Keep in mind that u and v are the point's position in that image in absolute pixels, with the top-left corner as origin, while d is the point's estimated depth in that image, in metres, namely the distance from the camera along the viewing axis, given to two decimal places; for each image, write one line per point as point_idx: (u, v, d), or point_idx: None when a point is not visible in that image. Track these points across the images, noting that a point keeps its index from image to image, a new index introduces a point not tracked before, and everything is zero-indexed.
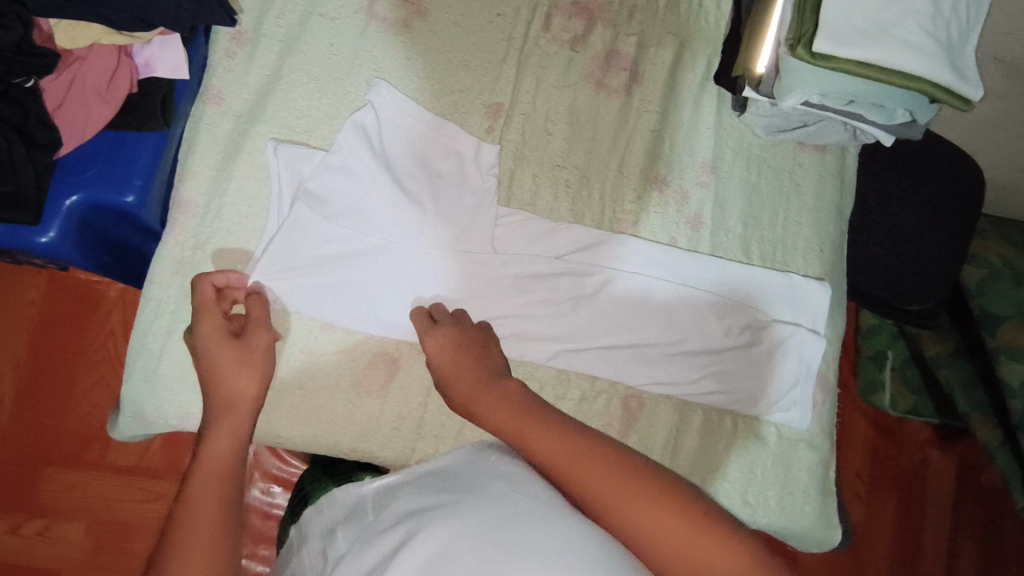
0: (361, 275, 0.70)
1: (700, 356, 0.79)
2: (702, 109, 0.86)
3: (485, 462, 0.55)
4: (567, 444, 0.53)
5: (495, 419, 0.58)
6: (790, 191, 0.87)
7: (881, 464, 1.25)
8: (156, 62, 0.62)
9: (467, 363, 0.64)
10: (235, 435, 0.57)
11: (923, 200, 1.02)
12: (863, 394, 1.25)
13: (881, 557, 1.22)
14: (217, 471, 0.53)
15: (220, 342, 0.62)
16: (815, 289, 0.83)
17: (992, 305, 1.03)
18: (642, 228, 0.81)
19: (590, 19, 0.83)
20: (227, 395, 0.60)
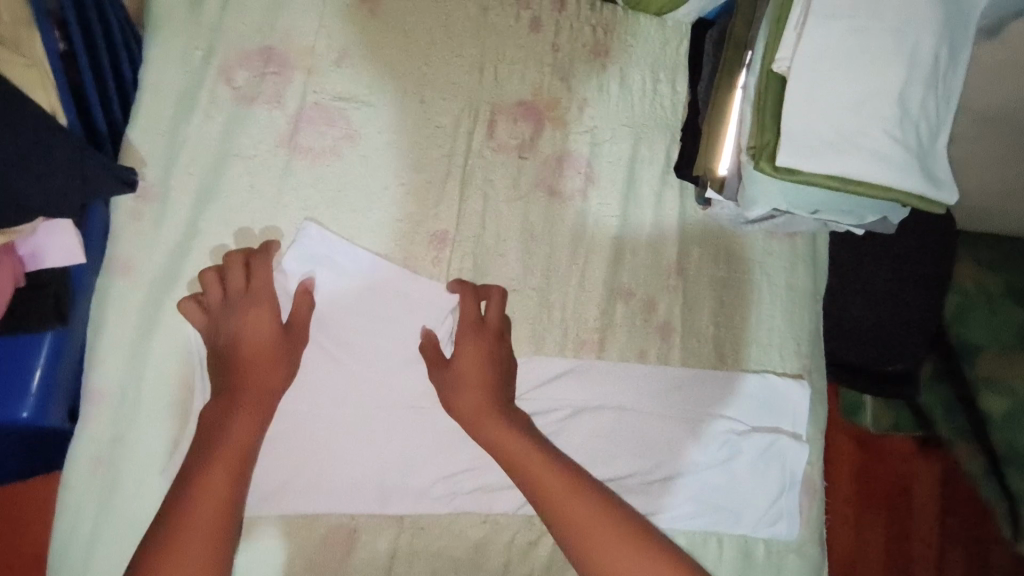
0: (301, 446, 0.66)
1: (680, 479, 0.75)
2: (665, 206, 0.80)
3: None
4: (567, 489, 0.61)
5: (500, 443, 0.63)
6: (761, 283, 0.83)
7: (867, 482, 1.18)
8: (45, 251, 0.55)
9: (485, 377, 0.65)
10: (258, 416, 0.60)
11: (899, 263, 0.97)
12: (845, 415, 1.17)
13: None
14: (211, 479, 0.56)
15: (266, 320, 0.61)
16: (795, 390, 0.80)
17: (969, 333, 0.99)
18: (609, 347, 0.75)
19: (538, 121, 0.77)
20: (259, 375, 0.60)
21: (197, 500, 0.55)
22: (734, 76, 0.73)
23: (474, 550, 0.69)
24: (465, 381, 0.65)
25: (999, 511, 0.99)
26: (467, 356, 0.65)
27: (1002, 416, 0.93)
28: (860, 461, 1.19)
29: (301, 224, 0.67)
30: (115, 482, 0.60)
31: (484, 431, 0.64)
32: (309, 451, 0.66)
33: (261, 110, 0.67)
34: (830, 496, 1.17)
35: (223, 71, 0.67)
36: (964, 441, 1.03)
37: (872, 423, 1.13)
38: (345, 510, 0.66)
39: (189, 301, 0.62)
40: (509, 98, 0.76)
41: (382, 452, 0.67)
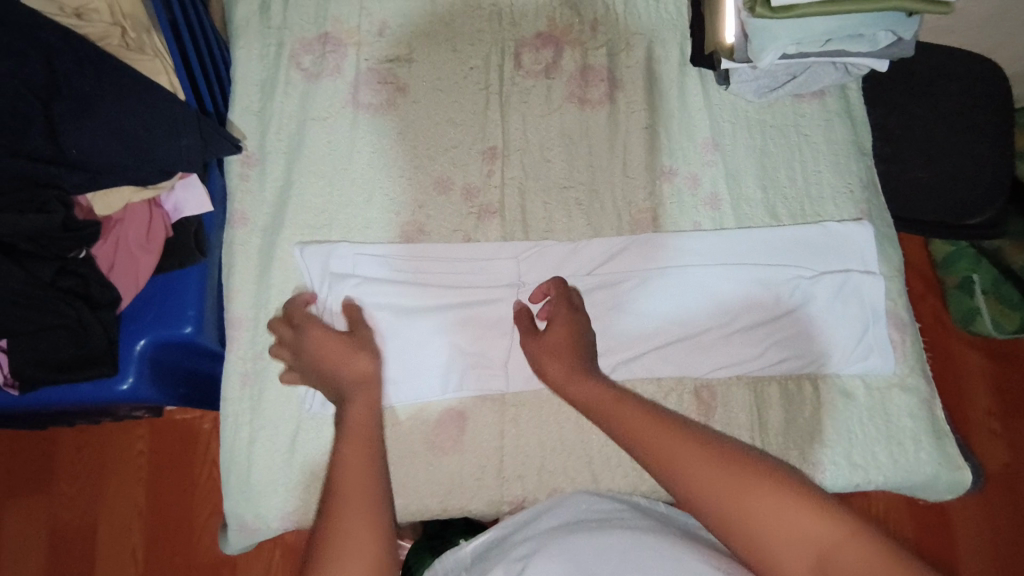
0: (403, 351, 0.74)
1: (758, 328, 0.79)
2: (689, 93, 0.87)
3: (574, 507, 0.61)
4: (629, 410, 0.57)
5: (585, 402, 0.60)
6: (800, 143, 0.86)
7: (1008, 392, 1.11)
8: (183, 204, 0.69)
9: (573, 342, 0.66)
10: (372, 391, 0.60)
11: (952, 115, 0.94)
12: (961, 324, 1.12)
13: None
14: (366, 418, 0.57)
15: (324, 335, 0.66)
16: (854, 232, 0.82)
17: None
18: (663, 222, 0.82)
19: (557, 45, 0.86)
20: (357, 373, 0.61)
21: (352, 432, 0.55)
22: None
23: (575, 418, 0.75)
24: (559, 347, 0.66)
25: None
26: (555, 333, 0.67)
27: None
28: (992, 369, 1.12)
29: (373, 163, 0.79)
30: (261, 390, 0.73)
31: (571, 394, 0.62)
32: (404, 357, 0.74)
33: (326, 81, 0.81)
34: (965, 410, 1.10)
35: (292, 58, 0.82)
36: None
37: (992, 326, 1.07)
38: (451, 396, 0.74)
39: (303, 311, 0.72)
40: (528, 32, 0.87)
41: (475, 344, 0.75)
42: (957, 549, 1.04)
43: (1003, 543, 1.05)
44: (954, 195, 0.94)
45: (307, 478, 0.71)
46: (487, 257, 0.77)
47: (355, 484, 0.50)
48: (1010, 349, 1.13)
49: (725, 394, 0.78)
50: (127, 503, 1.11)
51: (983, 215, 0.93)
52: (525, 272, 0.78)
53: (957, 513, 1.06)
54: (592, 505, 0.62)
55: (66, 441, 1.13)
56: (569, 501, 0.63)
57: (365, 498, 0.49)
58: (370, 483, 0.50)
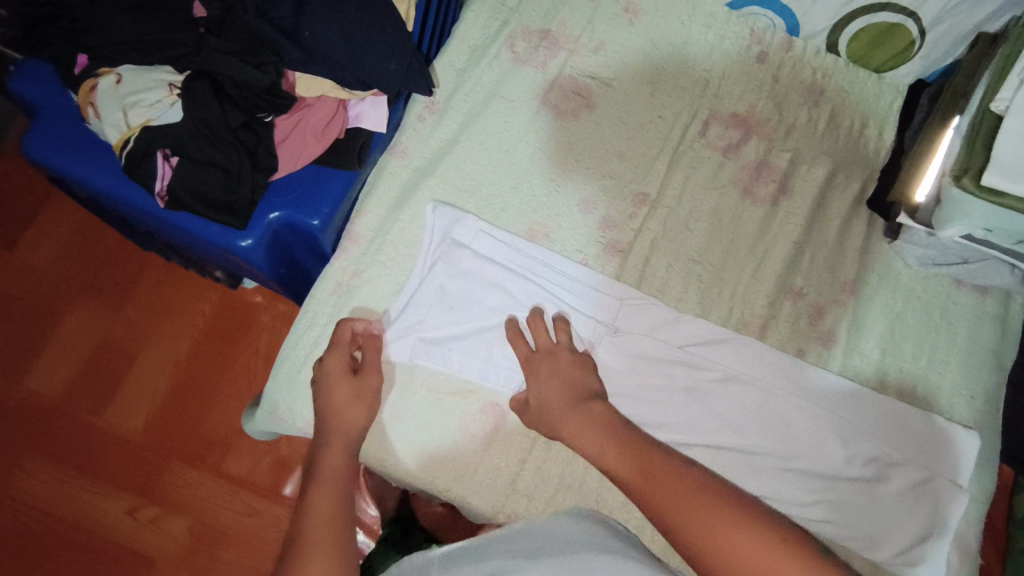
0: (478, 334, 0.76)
1: (818, 481, 0.74)
2: (851, 232, 0.85)
3: (545, 530, 0.57)
4: (626, 459, 0.60)
5: (589, 448, 0.63)
6: (940, 326, 0.82)
7: None
8: (363, 116, 0.74)
9: (563, 387, 0.69)
10: (347, 447, 0.65)
11: None
12: None
13: None
14: (329, 471, 0.61)
15: (340, 378, 0.69)
16: (960, 439, 0.76)
17: None
18: (769, 335, 0.80)
19: (746, 131, 0.87)
20: (339, 424, 0.66)
21: (324, 471, 0.61)
22: (947, 121, 0.79)
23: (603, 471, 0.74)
24: (550, 392, 0.69)
25: None
26: (548, 373, 0.70)
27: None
28: None
29: (534, 157, 0.83)
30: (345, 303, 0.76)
31: (574, 438, 0.65)
32: (478, 336, 0.76)
33: (529, 70, 0.86)
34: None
35: (510, 39, 0.87)
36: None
37: None
38: (503, 394, 0.75)
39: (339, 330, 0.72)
40: (726, 108, 0.88)
41: None
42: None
43: None
44: None
45: None
46: (595, 288, 0.78)
47: (317, 541, 0.52)
48: None
49: None
50: (169, 350, 1.18)
51: None
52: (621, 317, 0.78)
53: None
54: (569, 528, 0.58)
55: (153, 273, 1.22)
56: (548, 522, 0.60)
57: (332, 538, 0.53)
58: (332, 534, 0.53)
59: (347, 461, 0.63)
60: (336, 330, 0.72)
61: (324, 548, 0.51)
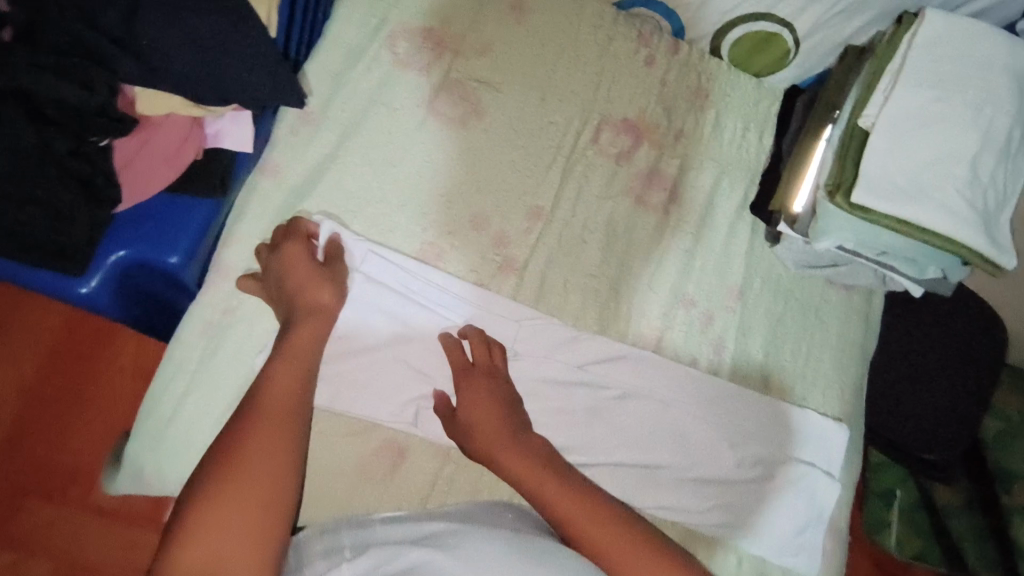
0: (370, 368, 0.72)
1: (711, 485, 0.78)
2: (736, 238, 0.88)
3: (496, 513, 0.63)
4: (574, 505, 0.63)
5: (522, 475, 0.65)
6: (816, 325, 0.88)
7: None
8: (224, 135, 0.66)
9: (490, 407, 0.68)
10: (320, 327, 0.66)
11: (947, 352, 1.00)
12: (868, 530, 1.20)
13: None
14: (298, 353, 0.63)
15: (307, 259, 0.68)
16: (833, 433, 0.82)
17: (1011, 462, 1.04)
18: (665, 345, 0.81)
19: (637, 138, 0.87)
20: (311, 301, 0.66)
21: (292, 352, 0.63)
22: (819, 131, 0.82)
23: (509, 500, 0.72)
24: (477, 407, 0.68)
25: None
26: (473, 392, 0.69)
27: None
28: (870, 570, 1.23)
29: (423, 171, 0.78)
30: (217, 345, 0.68)
31: (508, 464, 0.65)
32: (368, 369, 0.72)
33: (411, 74, 0.80)
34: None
35: (389, 39, 0.80)
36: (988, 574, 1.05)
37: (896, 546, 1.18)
38: (401, 430, 0.71)
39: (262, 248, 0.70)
40: (617, 114, 0.87)
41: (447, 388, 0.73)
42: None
43: None
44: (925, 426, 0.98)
45: None
46: (493, 312, 0.75)
47: (248, 459, 0.54)
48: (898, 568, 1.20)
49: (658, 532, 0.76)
50: (9, 375, 1.02)
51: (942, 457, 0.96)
52: (521, 341, 0.76)
53: None
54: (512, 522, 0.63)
55: None
56: (490, 510, 0.64)
57: (271, 451, 0.55)
58: (268, 534, 0.52)
59: (316, 344, 0.65)
60: (291, 224, 0.70)
61: (262, 461, 0.54)
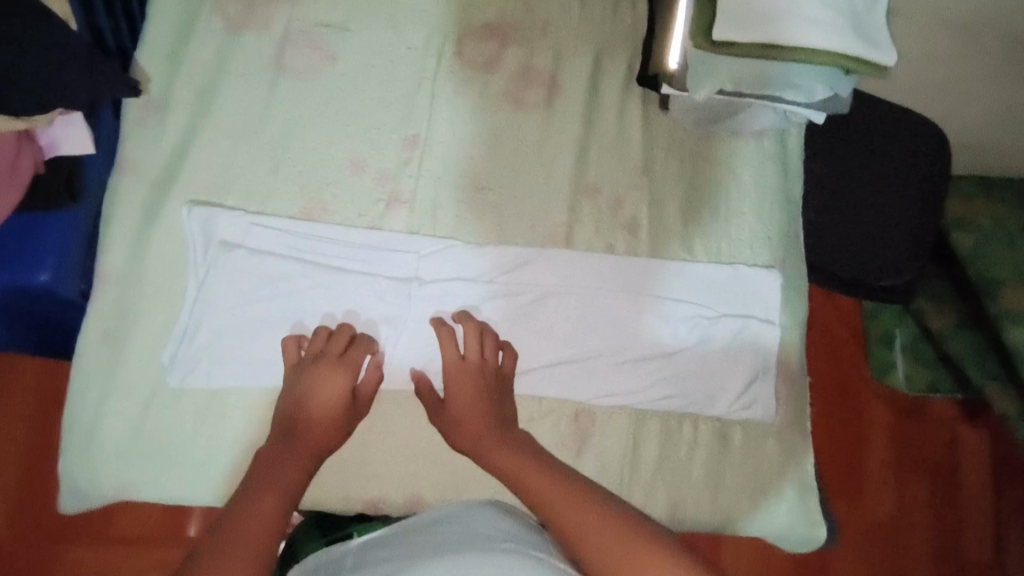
0: (278, 334, 0.70)
1: (650, 361, 0.77)
2: (629, 113, 0.84)
3: (470, 519, 0.59)
4: (553, 489, 0.62)
5: (506, 467, 0.66)
6: (730, 180, 0.85)
7: (908, 448, 1.19)
8: (60, 142, 0.65)
9: (479, 408, 0.70)
10: (319, 448, 0.66)
11: (887, 173, 0.97)
12: (875, 377, 1.20)
13: (920, 544, 1.15)
14: (296, 459, 0.64)
15: (331, 369, 0.68)
16: (765, 280, 0.82)
17: (987, 269, 0.98)
18: (576, 239, 0.80)
19: (503, 39, 0.83)
20: (326, 415, 0.67)
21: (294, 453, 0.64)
22: None
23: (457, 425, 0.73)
24: (461, 407, 0.70)
25: None
26: (460, 387, 0.71)
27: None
28: (898, 423, 1.20)
29: (284, 130, 0.75)
30: (120, 351, 0.68)
31: (489, 455, 0.67)
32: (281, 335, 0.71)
33: (250, 36, 0.77)
34: (868, 463, 1.18)
35: (218, 5, 0.77)
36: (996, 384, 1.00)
37: (903, 380, 1.18)
38: None
39: (290, 339, 0.70)
40: (476, 19, 0.83)
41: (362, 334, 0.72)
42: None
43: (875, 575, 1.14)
44: None
45: (155, 450, 0.67)
46: (394, 251, 0.75)
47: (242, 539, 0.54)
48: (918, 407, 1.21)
49: (607, 421, 0.77)
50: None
51: None
52: (429, 269, 0.75)
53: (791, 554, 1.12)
54: (487, 521, 0.59)
55: None
56: (466, 513, 0.60)
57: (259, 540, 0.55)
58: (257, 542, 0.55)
59: (307, 470, 0.64)
60: (291, 341, 0.69)
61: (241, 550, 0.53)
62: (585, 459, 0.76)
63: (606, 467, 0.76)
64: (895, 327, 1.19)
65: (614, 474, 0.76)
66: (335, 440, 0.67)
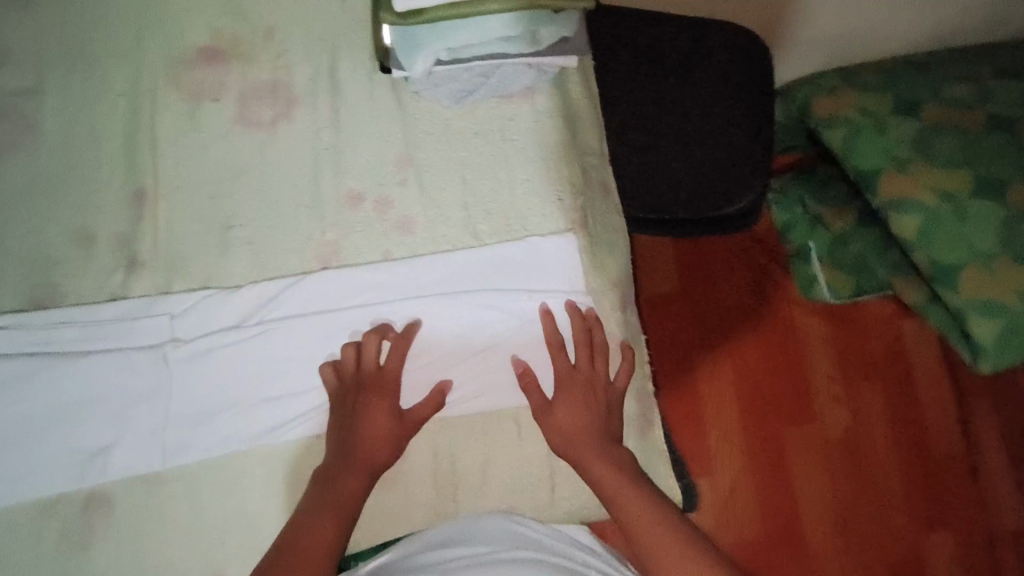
0: (44, 435, 0.68)
1: (454, 362, 0.73)
2: (377, 103, 0.77)
3: (496, 531, 0.69)
4: (637, 496, 0.67)
5: (601, 475, 0.69)
6: (507, 149, 0.77)
7: (847, 357, 1.29)
8: None
9: (587, 420, 0.71)
10: (365, 477, 0.67)
11: (703, 95, 0.93)
12: (805, 292, 1.27)
13: (884, 444, 1.26)
14: (345, 499, 0.65)
15: (379, 402, 0.69)
16: (562, 246, 0.75)
17: (862, 162, 0.90)
18: (347, 253, 0.74)
19: (222, 60, 0.76)
20: (368, 444, 0.67)
21: (339, 490, 0.66)
22: None
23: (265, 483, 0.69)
24: (557, 399, 0.72)
25: (950, 335, 0.95)
26: (563, 393, 0.72)
27: (918, 234, 0.85)
28: (834, 335, 1.30)
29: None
30: None
31: (586, 460, 0.69)
32: (48, 433, 0.68)
33: None
34: (812, 379, 1.28)
35: None
36: (900, 276, 1.06)
37: (828, 291, 1.22)
38: (104, 476, 0.68)
39: (328, 366, 0.70)
40: (189, 45, 0.76)
41: (132, 413, 0.69)
42: (798, 510, 1.22)
43: (834, 478, 1.24)
44: (712, 183, 0.91)
45: None
46: (141, 319, 0.70)
47: None
48: (854, 314, 1.30)
49: (429, 437, 0.74)
50: None
51: (741, 203, 0.91)
52: (185, 327, 0.71)
53: (749, 484, 1.23)
54: (514, 537, 0.68)
55: None
56: (491, 527, 0.69)
57: None
58: None
59: (360, 494, 0.66)
60: (335, 362, 0.70)
61: None
62: (399, 474, 0.73)
63: (440, 487, 0.73)
64: (809, 239, 1.20)
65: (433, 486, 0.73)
66: (387, 454, 0.69)
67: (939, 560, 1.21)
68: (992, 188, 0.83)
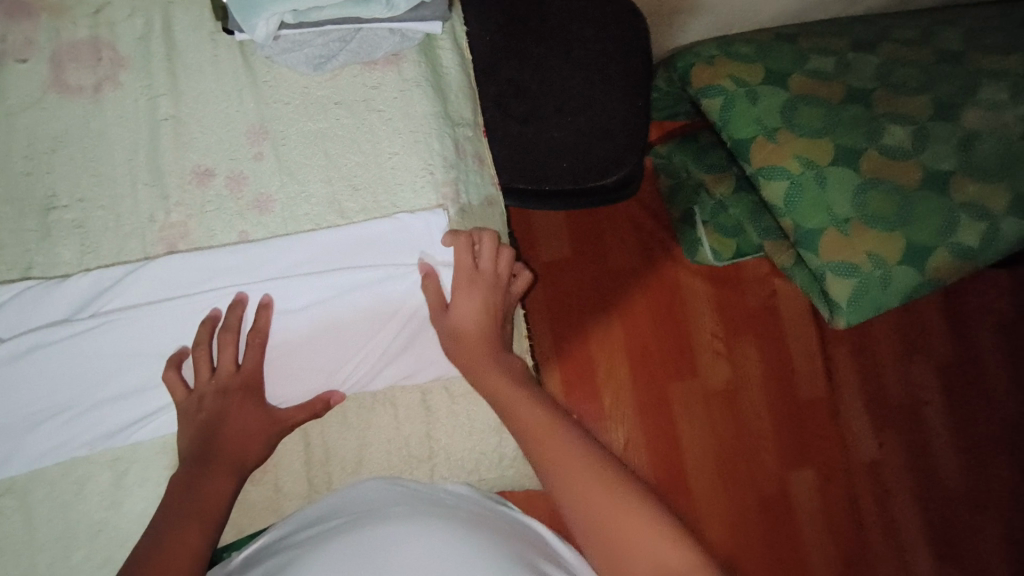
0: None
1: (325, 348, 0.70)
2: (222, 67, 0.70)
3: (360, 488, 0.67)
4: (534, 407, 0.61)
5: (497, 388, 0.64)
6: (373, 120, 0.72)
7: (727, 312, 1.36)
8: None
9: (481, 329, 0.67)
10: (232, 472, 0.62)
11: (581, 64, 0.92)
12: (687, 254, 1.32)
13: (758, 392, 1.35)
14: (209, 497, 0.59)
15: (249, 401, 0.65)
16: (432, 221, 0.71)
17: (737, 131, 0.90)
18: (193, 234, 0.68)
19: (29, 13, 0.67)
20: (237, 438, 0.63)
21: (204, 483, 0.60)
22: None
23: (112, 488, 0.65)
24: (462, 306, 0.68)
25: (812, 296, 0.93)
26: (463, 297, 0.68)
27: (782, 201, 0.87)
28: (715, 294, 1.36)
29: None
30: None
31: (482, 376, 0.65)
32: None
33: None
34: (696, 336, 1.34)
35: None
36: (772, 240, 1.03)
37: (709, 251, 1.26)
38: None
39: (175, 370, 0.65)
40: None
41: None
42: (682, 454, 1.30)
43: (714, 424, 1.32)
44: (589, 153, 0.90)
45: None
46: None
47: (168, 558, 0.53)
48: (733, 274, 1.37)
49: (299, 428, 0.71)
50: None
51: (616, 175, 0.91)
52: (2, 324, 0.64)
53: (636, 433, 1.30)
54: (380, 489, 0.66)
55: None
56: (359, 487, 0.67)
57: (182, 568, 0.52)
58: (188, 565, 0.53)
59: (230, 491, 0.61)
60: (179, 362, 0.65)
61: None
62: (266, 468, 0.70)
63: (311, 478, 0.71)
64: (692, 203, 1.22)
65: (303, 475, 0.71)
66: (261, 449, 0.65)
67: (803, 493, 1.33)
68: (850, 156, 0.84)
